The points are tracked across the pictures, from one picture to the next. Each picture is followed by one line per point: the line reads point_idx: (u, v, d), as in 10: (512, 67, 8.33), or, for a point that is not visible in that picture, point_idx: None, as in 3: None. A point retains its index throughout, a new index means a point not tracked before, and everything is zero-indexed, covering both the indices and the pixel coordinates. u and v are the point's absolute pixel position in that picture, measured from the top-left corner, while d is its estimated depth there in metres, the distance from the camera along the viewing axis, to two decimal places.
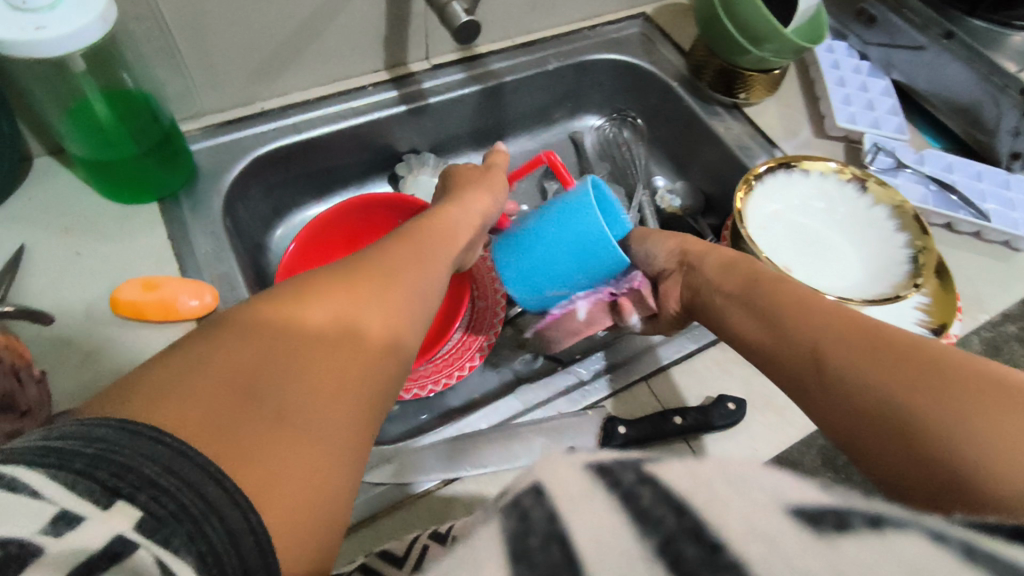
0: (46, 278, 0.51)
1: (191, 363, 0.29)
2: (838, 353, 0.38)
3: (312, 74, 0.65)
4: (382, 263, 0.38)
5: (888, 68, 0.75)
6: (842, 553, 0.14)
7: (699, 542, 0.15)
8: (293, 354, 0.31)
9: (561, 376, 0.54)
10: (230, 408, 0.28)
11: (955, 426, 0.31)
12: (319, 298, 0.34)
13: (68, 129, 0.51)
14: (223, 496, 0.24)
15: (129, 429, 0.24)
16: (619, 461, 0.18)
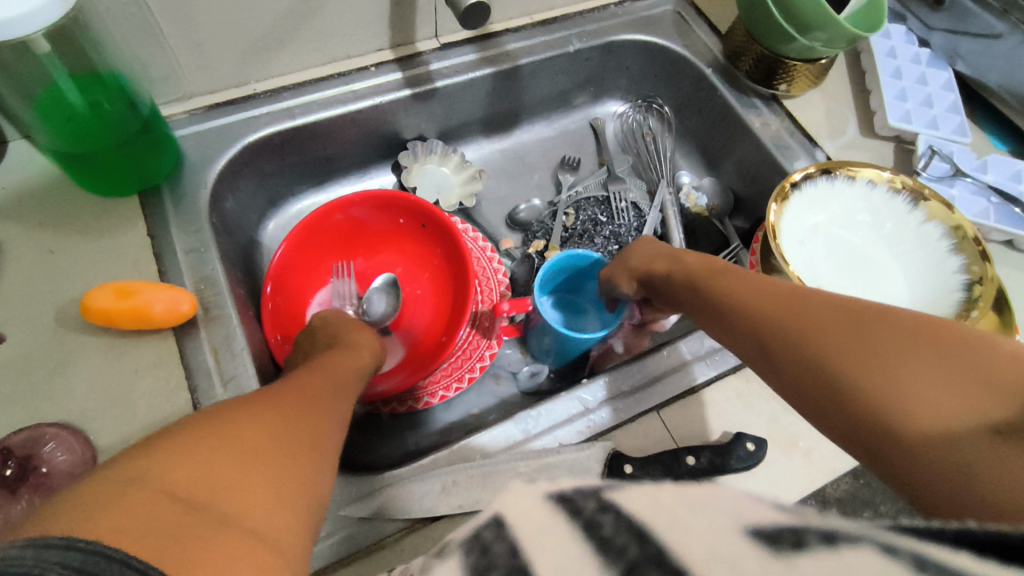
0: (18, 279, 0.48)
1: (133, 475, 0.26)
2: (775, 327, 0.37)
3: (310, 53, 0.60)
4: (300, 400, 0.37)
5: (953, 58, 0.67)
6: (796, 574, 0.15)
7: (663, 572, 0.16)
8: (233, 463, 0.29)
9: (564, 403, 0.49)
10: (173, 519, 0.24)
11: (876, 381, 0.30)
12: (250, 425, 0.31)
13: (34, 120, 0.46)
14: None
15: (35, 543, 0.21)
16: (577, 489, 0.19)
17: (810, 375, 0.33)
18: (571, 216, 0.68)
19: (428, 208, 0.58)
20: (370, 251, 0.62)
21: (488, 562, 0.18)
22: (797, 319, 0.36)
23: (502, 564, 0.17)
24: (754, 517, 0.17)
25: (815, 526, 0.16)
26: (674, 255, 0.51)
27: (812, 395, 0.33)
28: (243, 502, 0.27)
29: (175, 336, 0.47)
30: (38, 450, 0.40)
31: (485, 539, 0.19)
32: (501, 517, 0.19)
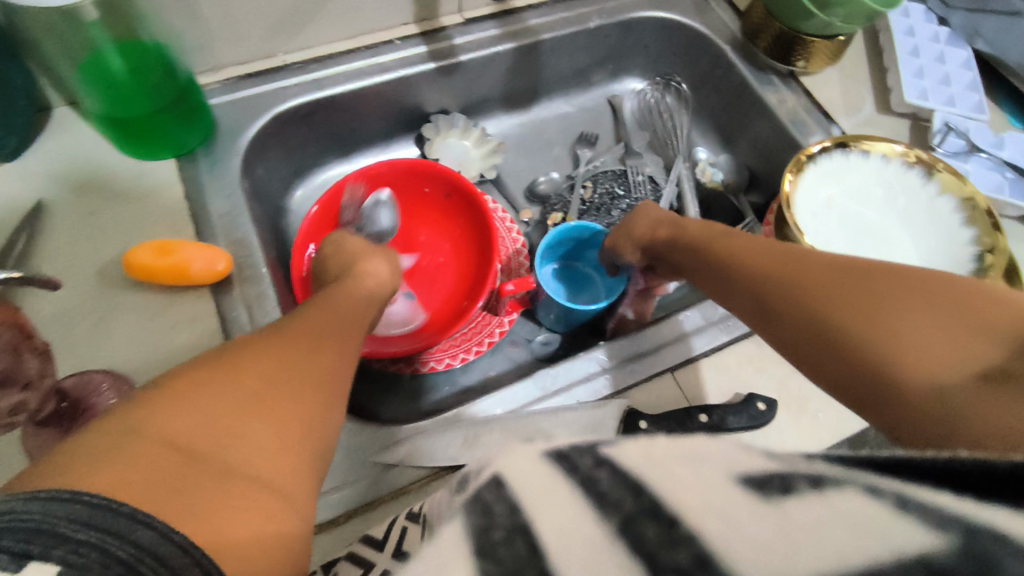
0: (62, 236, 0.50)
1: (123, 429, 0.28)
2: (775, 286, 0.39)
3: (337, 27, 0.61)
4: (313, 340, 0.38)
5: (972, 38, 0.67)
6: (784, 513, 0.16)
7: (658, 521, 0.17)
8: (241, 411, 0.30)
9: (582, 362, 0.51)
10: (169, 469, 0.27)
11: (872, 330, 0.32)
12: (250, 369, 0.33)
13: (80, 84, 0.49)
14: (158, 537, 0.24)
15: (39, 497, 0.23)
16: (575, 446, 0.21)
17: (808, 329, 0.35)
18: (589, 189, 0.70)
19: (452, 177, 0.60)
20: None
21: (489, 523, 0.18)
22: (797, 275, 0.38)
23: (503, 524, 0.18)
24: (743, 466, 0.18)
25: (803, 473, 0.17)
26: (678, 221, 0.52)
27: (810, 347, 0.35)
28: (242, 450, 0.29)
29: (212, 293, 0.49)
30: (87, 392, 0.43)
31: (486, 500, 0.19)
32: (499, 477, 0.20)
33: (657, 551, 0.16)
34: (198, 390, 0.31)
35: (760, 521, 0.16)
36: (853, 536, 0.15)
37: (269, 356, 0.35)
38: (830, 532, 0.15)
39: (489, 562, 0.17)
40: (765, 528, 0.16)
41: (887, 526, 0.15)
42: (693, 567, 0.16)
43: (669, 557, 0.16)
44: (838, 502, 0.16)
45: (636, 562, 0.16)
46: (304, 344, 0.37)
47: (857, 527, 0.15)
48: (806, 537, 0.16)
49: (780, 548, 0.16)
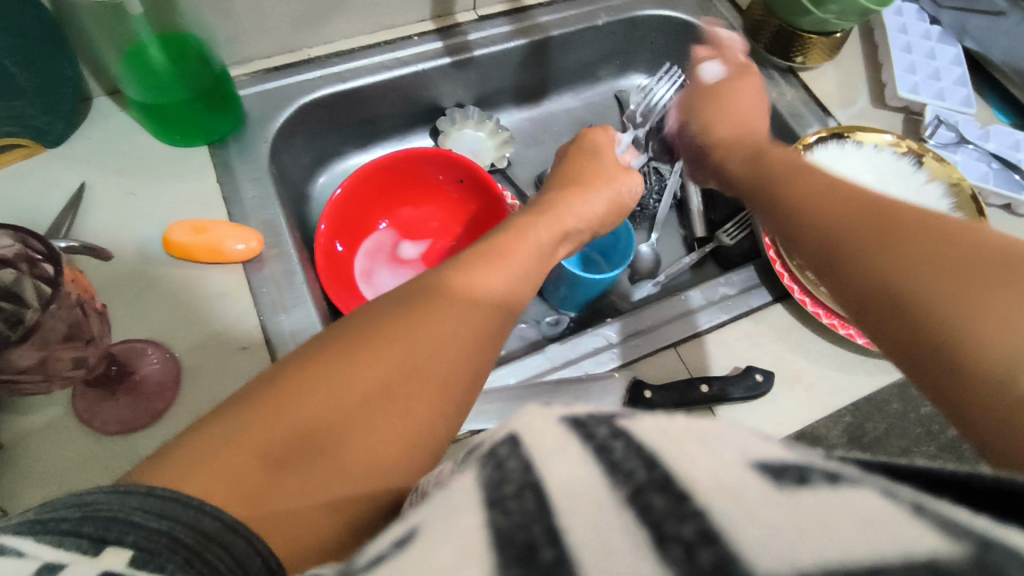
0: (103, 215, 0.53)
1: (229, 426, 0.29)
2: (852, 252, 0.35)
3: (360, 21, 0.65)
4: (418, 310, 0.35)
5: (961, 35, 0.70)
6: (798, 503, 0.16)
7: (667, 494, 0.17)
8: (297, 432, 0.30)
9: (589, 338, 0.54)
10: (248, 472, 0.28)
11: (954, 307, 0.29)
12: (370, 359, 0.32)
13: (123, 73, 0.53)
14: (227, 531, 0.26)
15: (119, 490, 0.25)
16: (592, 415, 0.20)
17: (883, 294, 0.32)
18: None
19: (465, 163, 0.63)
20: (412, 206, 0.68)
21: (502, 478, 0.18)
22: (877, 239, 0.34)
23: (515, 480, 0.18)
24: (760, 453, 0.18)
25: (822, 467, 0.17)
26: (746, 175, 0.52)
27: (892, 316, 0.32)
28: (342, 461, 0.30)
29: (244, 269, 0.53)
30: (134, 359, 0.47)
31: (500, 455, 0.19)
32: (515, 438, 0.20)
33: (663, 521, 0.16)
34: (289, 391, 0.31)
35: (772, 507, 0.16)
36: (862, 533, 0.15)
37: (364, 339, 0.33)
38: (839, 523, 0.15)
39: (497, 513, 0.17)
40: (774, 514, 0.16)
41: (900, 524, 0.15)
42: (696, 540, 0.16)
43: (675, 528, 0.16)
44: (854, 498, 0.16)
45: (642, 529, 0.16)
46: (443, 314, 0.36)
47: (869, 523, 0.15)
48: (815, 527, 0.15)
49: (787, 535, 0.15)
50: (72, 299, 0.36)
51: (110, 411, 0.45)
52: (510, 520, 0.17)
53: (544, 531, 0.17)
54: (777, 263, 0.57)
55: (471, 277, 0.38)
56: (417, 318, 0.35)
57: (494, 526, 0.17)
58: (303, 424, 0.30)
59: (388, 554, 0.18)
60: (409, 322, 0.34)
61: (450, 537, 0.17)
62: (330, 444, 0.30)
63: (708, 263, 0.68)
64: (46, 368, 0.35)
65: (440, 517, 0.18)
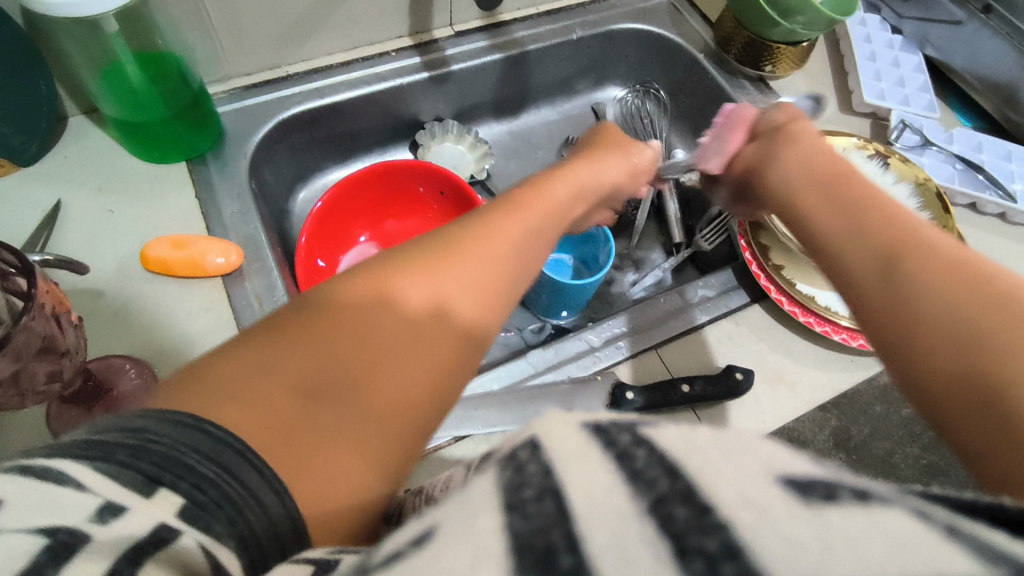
0: (81, 233, 0.53)
1: (261, 363, 0.30)
2: (879, 274, 0.34)
3: (339, 39, 0.66)
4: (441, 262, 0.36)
5: (923, 43, 0.73)
6: (826, 521, 0.16)
7: (690, 505, 0.17)
8: (328, 374, 0.31)
9: (572, 342, 0.55)
10: (278, 411, 0.29)
11: (997, 341, 0.27)
12: (391, 317, 0.33)
13: (101, 90, 0.53)
14: (262, 484, 0.26)
15: (168, 419, 0.26)
16: (614, 423, 0.20)
17: (925, 323, 0.30)
18: None
19: (446, 174, 0.63)
20: (395, 218, 0.69)
21: (522, 481, 0.18)
22: (954, 261, 0.32)
23: (536, 483, 0.18)
24: (786, 467, 0.18)
25: (849, 486, 0.17)
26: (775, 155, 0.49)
27: (924, 347, 0.30)
28: (363, 410, 0.30)
29: (223, 283, 0.52)
30: (113, 377, 0.46)
31: (520, 459, 0.19)
32: (537, 441, 0.19)
33: (685, 534, 0.16)
34: (319, 334, 0.32)
35: (799, 523, 0.16)
36: (892, 555, 0.15)
37: (388, 287, 0.35)
38: (869, 543, 0.15)
39: (516, 518, 0.17)
40: (802, 530, 0.16)
41: (931, 549, 0.15)
42: (721, 555, 0.16)
43: (698, 541, 0.16)
44: (882, 518, 0.16)
45: (664, 541, 0.16)
46: (461, 271, 0.36)
47: (898, 544, 0.15)
48: (843, 546, 0.15)
49: (815, 551, 0.15)
50: (47, 313, 0.35)
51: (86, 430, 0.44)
52: (530, 524, 0.17)
53: (562, 537, 0.16)
54: (754, 265, 0.58)
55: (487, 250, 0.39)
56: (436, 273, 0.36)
57: (512, 530, 0.17)
58: (332, 368, 0.31)
59: (405, 552, 0.17)
60: (430, 275, 0.36)
61: (467, 536, 0.17)
62: (353, 393, 0.31)
63: (687, 268, 0.69)
64: (19, 382, 0.34)
65: (456, 517, 0.18)
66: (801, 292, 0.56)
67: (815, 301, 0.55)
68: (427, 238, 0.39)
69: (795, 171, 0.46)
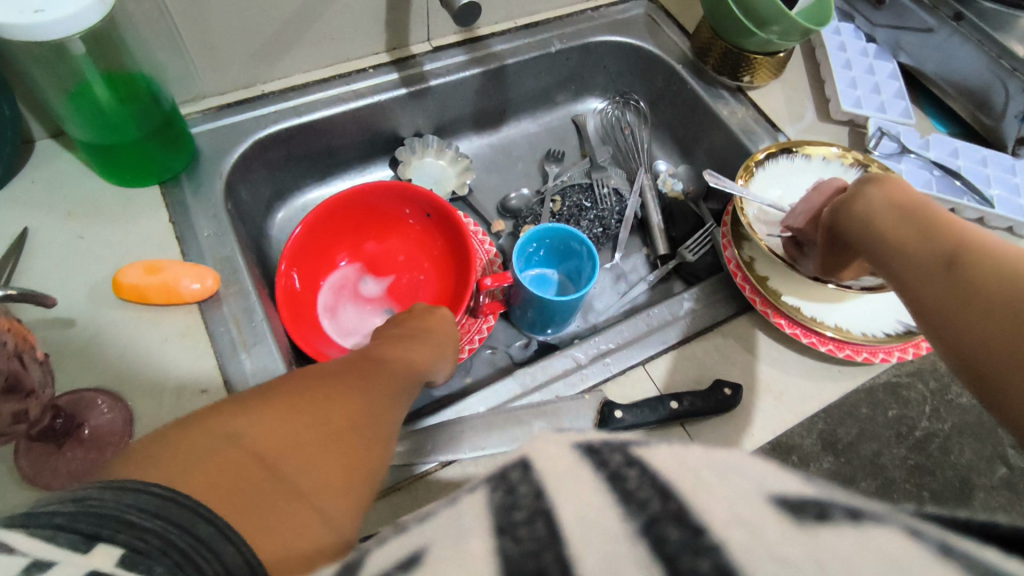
0: (49, 261, 0.51)
1: (212, 436, 0.29)
2: (994, 278, 0.33)
3: (314, 56, 0.65)
4: (367, 371, 0.40)
5: (896, 50, 0.74)
6: (819, 543, 0.16)
7: (682, 526, 0.17)
8: (281, 442, 0.30)
9: (558, 360, 0.54)
10: (233, 469, 0.28)
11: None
12: (329, 397, 0.35)
13: (68, 112, 0.51)
14: (216, 534, 0.24)
15: (112, 487, 0.24)
16: (607, 442, 0.20)
17: None
18: (558, 202, 0.72)
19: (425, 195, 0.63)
20: (375, 240, 0.67)
21: (513, 503, 0.19)
22: None
23: (527, 505, 0.18)
24: (777, 486, 0.18)
25: (842, 504, 0.18)
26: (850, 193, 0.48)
27: None
28: (315, 478, 0.30)
29: (199, 308, 0.51)
30: (83, 410, 0.44)
31: (511, 480, 0.19)
32: (528, 461, 0.20)
33: (679, 555, 0.17)
34: (268, 412, 0.32)
35: (790, 542, 0.17)
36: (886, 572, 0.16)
37: (328, 383, 0.36)
38: (862, 561, 0.16)
39: (507, 540, 0.18)
40: (794, 550, 0.16)
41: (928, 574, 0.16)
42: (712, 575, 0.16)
43: (691, 562, 0.16)
44: (876, 538, 0.16)
45: (655, 560, 0.17)
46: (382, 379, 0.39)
47: (892, 563, 0.16)
48: (836, 561, 0.16)
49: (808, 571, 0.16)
50: (9, 349, 0.34)
51: (54, 468, 0.42)
52: (521, 548, 0.17)
53: (554, 560, 0.17)
54: (739, 277, 0.58)
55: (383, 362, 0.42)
56: (365, 376, 0.39)
57: (502, 552, 0.17)
58: (284, 437, 0.31)
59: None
60: (358, 377, 0.38)
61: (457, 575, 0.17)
62: (305, 460, 0.30)
63: (672, 280, 0.69)
64: None
65: (446, 542, 0.18)
66: (786, 303, 0.56)
67: (801, 312, 0.55)
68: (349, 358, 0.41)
69: (880, 199, 0.44)
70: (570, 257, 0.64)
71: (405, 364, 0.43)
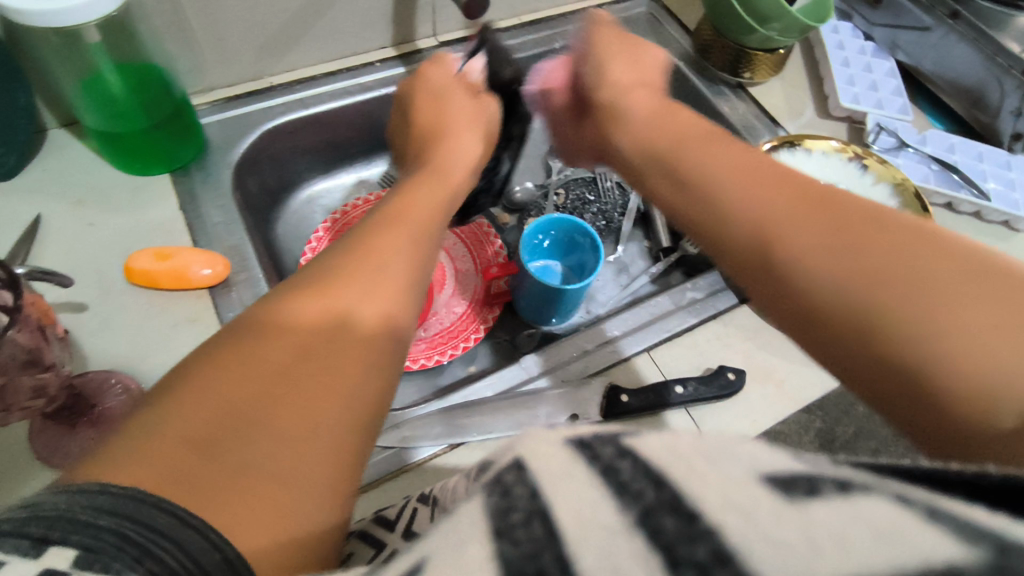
0: (61, 246, 0.52)
1: (160, 419, 0.26)
2: (826, 255, 0.30)
3: (322, 50, 0.66)
4: (332, 274, 0.34)
5: (893, 48, 0.76)
6: (811, 521, 0.15)
7: (678, 514, 0.16)
8: (230, 409, 0.27)
9: (564, 347, 0.55)
10: (183, 460, 0.25)
11: (908, 331, 0.27)
12: (282, 344, 0.30)
13: (81, 101, 0.52)
14: (180, 524, 0.23)
15: (69, 489, 0.22)
16: (597, 436, 0.19)
17: (829, 305, 0.29)
18: (562, 195, 0.73)
19: None
20: None
21: (509, 505, 0.17)
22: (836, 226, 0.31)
23: (523, 507, 0.17)
24: (767, 464, 0.17)
25: (831, 476, 0.16)
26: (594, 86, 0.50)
27: (837, 333, 0.29)
28: (282, 442, 0.27)
29: (210, 294, 0.52)
30: (98, 391, 0.45)
31: (506, 482, 0.17)
32: (521, 461, 0.18)
33: (674, 544, 0.15)
34: (219, 376, 0.28)
35: (783, 521, 0.15)
36: (879, 548, 0.14)
37: (298, 317, 0.32)
38: (855, 536, 0.14)
39: (506, 544, 0.16)
40: (788, 529, 0.15)
41: (921, 536, 0.14)
42: (711, 562, 0.15)
43: (688, 551, 0.15)
44: (866, 507, 0.15)
45: (653, 554, 0.15)
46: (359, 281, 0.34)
47: (882, 537, 0.14)
48: (833, 544, 0.14)
49: (802, 552, 0.14)
50: (32, 322, 0.35)
51: (70, 447, 0.43)
52: (520, 551, 0.16)
53: (553, 560, 0.16)
54: None
55: (353, 263, 0.35)
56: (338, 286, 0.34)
57: (501, 556, 0.16)
58: (242, 404, 0.27)
59: None
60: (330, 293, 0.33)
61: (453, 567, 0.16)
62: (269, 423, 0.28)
63: (674, 273, 0.70)
64: (4, 397, 0.33)
65: (445, 548, 0.17)
66: None
67: None
68: (334, 253, 0.36)
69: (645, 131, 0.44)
70: (577, 250, 0.65)
71: (396, 260, 0.36)
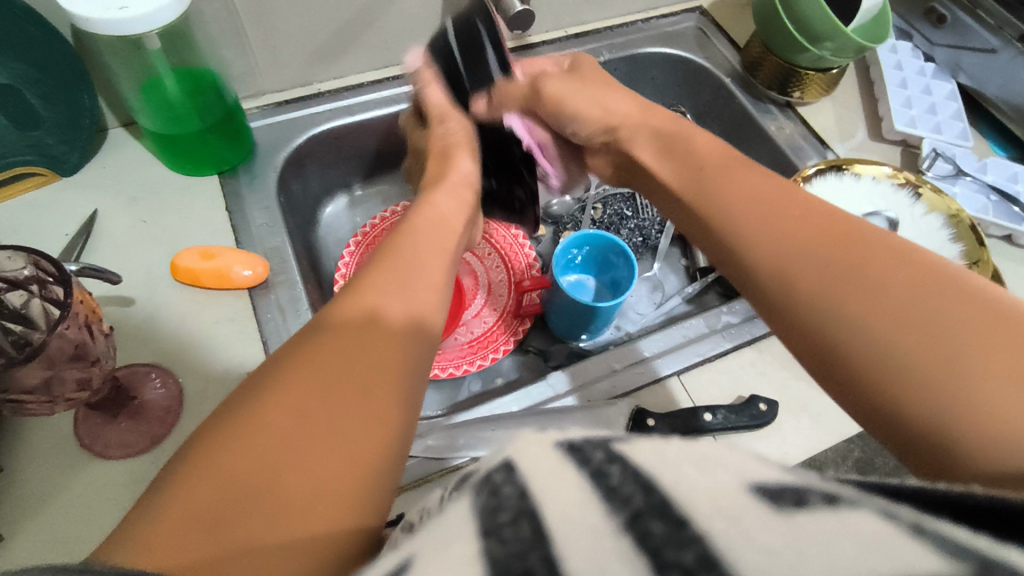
0: (114, 242, 0.54)
1: (197, 465, 0.25)
2: (825, 299, 0.31)
3: (368, 59, 0.67)
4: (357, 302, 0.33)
5: (955, 70, 0.72)
6: (796, 528, 0.16)
7: (667, 519, 0.16)
8: (253, 440, 0.26)
9: (592, 365, 0.55)
10: (212, 506, 0.24)
11: (937, 378, 0.26)
12: (291, 388, 0.28)
13: (140, 105, 0.55)
14: None
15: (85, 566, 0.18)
16: (588, 439, 0.19)
17: (832, 343, 0.30)
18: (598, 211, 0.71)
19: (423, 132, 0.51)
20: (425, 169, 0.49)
21: (497, 504, 0.17)
22: (840, 258, 0.32)
23: (512, 507, 0.17)
24: (757, 474, 0.17)
25: (819, 490, 0.17)
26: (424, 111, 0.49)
27: (844, 370, 0.30)
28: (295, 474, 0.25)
29: (249, 295, 0.53)
30: (138, 384, 0.47)
31: (495, 482, 0.18)
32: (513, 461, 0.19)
33: (662, 548, 0.16)
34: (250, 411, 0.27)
35: (771, 530, 0.16)
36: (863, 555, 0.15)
37: (317, 350, 0.30)
38: (841, 548, 0.15)
39: (492, 543, 0.16)
40: (775, 538, 0.15)
41: (898, 546, 0.15)
42: (698, 568, 0.15)
43: (675, 555, 0.15)
44: (852, 522, 0.15)
45: (641, 556, 0.16)
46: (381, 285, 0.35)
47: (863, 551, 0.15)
48: (815, 549, 0.15)
49: (788, 561, 0.15)
50: (79, 319, 0.36)
51: (109, 437, 0.45)
52: (507, 549, 0.16)
53: (541, 560, 0.16)
54: None
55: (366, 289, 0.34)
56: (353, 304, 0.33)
57: (489, 555, 0.16)
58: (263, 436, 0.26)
59: None
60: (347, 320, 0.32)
61: (443, 561, 0.16)
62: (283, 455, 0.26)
63: (709, 294, 0.68)
64: (49, 388, 0.35)
65: (434, 545, 0.17)
66: None
67: None
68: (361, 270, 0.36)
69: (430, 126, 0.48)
70: (609, 266, 0.64)
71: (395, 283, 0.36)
